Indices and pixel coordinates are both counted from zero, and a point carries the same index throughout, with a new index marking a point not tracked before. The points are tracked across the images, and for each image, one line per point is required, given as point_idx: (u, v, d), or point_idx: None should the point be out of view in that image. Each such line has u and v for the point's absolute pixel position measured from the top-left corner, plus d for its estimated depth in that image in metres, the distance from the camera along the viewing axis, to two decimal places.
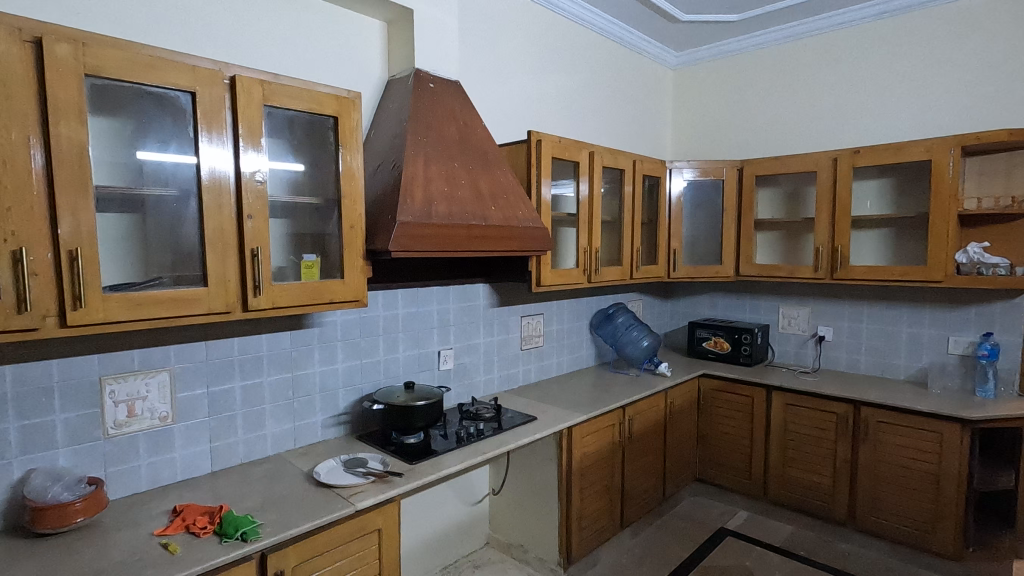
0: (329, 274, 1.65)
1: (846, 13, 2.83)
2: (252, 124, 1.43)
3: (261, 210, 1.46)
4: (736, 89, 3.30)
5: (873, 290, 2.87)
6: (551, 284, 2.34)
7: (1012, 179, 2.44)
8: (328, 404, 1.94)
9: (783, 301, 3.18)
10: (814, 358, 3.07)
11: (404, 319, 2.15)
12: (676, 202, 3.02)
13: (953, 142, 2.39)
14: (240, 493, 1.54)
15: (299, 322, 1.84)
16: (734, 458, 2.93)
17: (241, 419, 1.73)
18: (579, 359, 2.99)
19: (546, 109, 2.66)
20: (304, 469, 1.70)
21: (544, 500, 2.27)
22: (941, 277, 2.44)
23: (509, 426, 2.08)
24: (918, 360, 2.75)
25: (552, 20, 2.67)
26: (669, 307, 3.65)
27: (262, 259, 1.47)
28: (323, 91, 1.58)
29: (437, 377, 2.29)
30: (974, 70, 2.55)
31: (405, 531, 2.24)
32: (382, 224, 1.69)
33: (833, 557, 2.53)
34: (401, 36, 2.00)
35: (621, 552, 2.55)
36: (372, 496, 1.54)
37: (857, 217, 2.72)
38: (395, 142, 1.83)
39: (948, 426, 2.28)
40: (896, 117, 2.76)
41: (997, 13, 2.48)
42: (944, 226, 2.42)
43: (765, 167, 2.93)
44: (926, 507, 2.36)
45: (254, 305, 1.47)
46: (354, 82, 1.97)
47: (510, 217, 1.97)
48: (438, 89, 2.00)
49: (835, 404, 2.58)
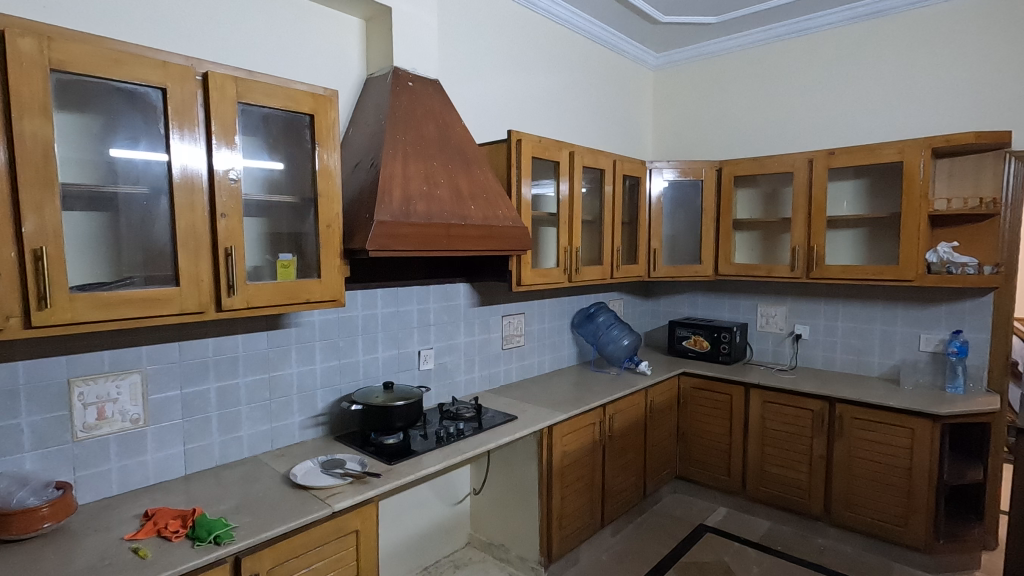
0: (306, 273, 1.63)
1: (822, 16, 2.88)
2: (225, 120, 1.41)
3: (235, 209, 1.44)
4: (715, 90, 3.34)
5: (848, 289, 2.93)
6: (531, 283, 2.35)
7: (980, 181, 2.50)
8: (307, 405, 1.93)
9: (762, 300, 3.23)
10: (791, 356, 3.12)
11: (384, 319, 2.14)
12: (656, 202, 3.05)
13: (924, 144, 2.44)
14: (215, 497, 1.51)
15: (276, 322, 1.82)
16: (714, 455, 2.96)
17: (217, 420, 1.70)
18: (560, 358, 3.00)
19: (526, 109, 2.67)
20: (281, 471, 1.68)
21: (525, 498, 2.28)
22: (913, 276, 2.49)
23: (489, 425, 2.08)
24: (891, 357, 2.81)
25: (532, 20, 2.67)
26: (650, 307, 3.68)
27: (237, 258, 1.45)
28: (300, 89, 1.56)
29: (417, 377, 2.28)
30: (945, 75, 2.61)
31: (384, 532, 2.22)
32: (360, 223, 1.68)
33: (810, 551, 2.57)
34: (380, 32, 1.99)
35: (601, 550, 2.57)
36: (350, 497, 1.53)
37: (833, 217, 2.77)
38: (373, 141, 1.81)
39: (919, 422, 2.33)
40: (869, 119, 2.82)
41: (967, 18, 2.55)
42: (915, 227, 2.48)
43: (744, 167, 2.96)
44: (899, 502, 2.42)
45: (228, 305, 1.45)
46: (331, 79, 1.95)
47: (489, 216, 1.97)
48: (417, 87, 1.99)
49: (811, 401, 2.62)
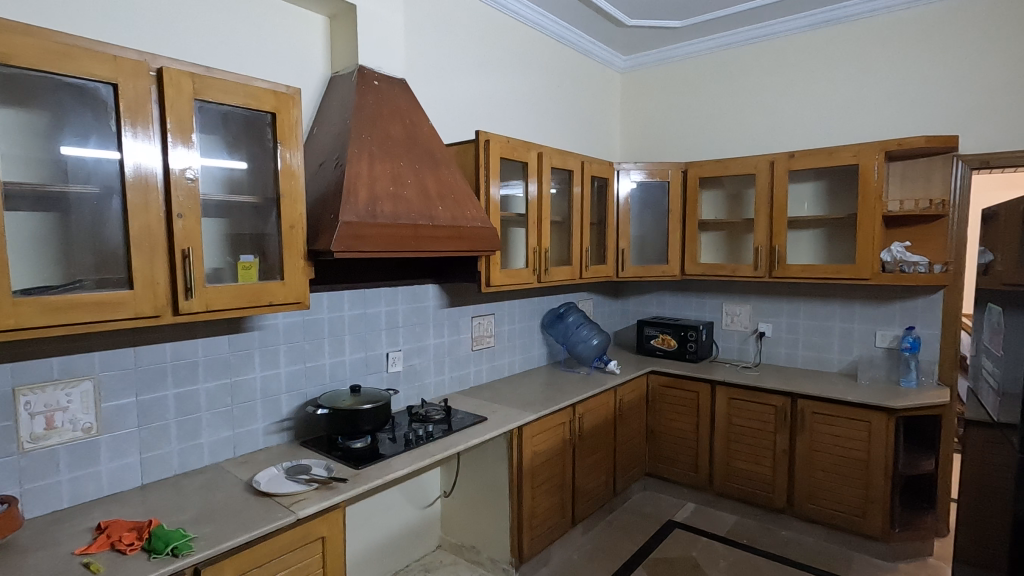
0: (268, 275, 1.60)
1: (782, 23, 2.97)
2: (181, 117, 1.36)
3: (193, 209, 1.39)
4: (680, 93, 3.40)
5: (809, 288, 3.02)
6: (500, 284, 2.35)
7: (930, 183, 2.62)
8: (271, 410, 1.88)
9: (727, 299, 3.30)
10: (755, 354, 3.20)
11: (351, 321, 2.10)
12: (624, 203, 3.08)
13: (878, 148, 2.53)
14: (174, 507, 1.46)
15: (238, 326, 1.77)
16: (682, 451, 3.01)
17: (176, 428, 1.65)
18: (531, 358, 3.00)
19: (494, 109, 2.67)
20: (244, 478, 1.64)
21: (496, 499, 2.27)
22: (869, 275, 2.58)
23: (459, 427, 2.06)
24: (849, 353, 2.90)
25: (499, 21, 2.67)
26: (619, 307, 3.72)
27: (195, 259, 1.40)
28: (260, 86, 1.53)
29: (386, 379, 2.25)
30: (897, 81, 2.72)
31: (353, 538, 2.19)
32: (324, 224, 1.65)
33: (774, 544, 2.64)
34: (344, 29, 1.95)
35: (573, 549, 2.58)
36: (315, 503, 1.50)
37: (794, 218, 2.85)
38: (338, 140, 1.78)
39: (876, 415, 2.42)
40: (827, 122, 2.92)
41: (916, 27, 2.66)
42: (870, 227, 2.57)
43: (708, 169, 3.02)
44: (858, 493, 2.50)
45: (186, 309, 1.40)
46: (294, 77, 1.91)
47: (458, 217, 1.96)
48: (383, 86, 1.96)
49: (775, 397, 2.69)
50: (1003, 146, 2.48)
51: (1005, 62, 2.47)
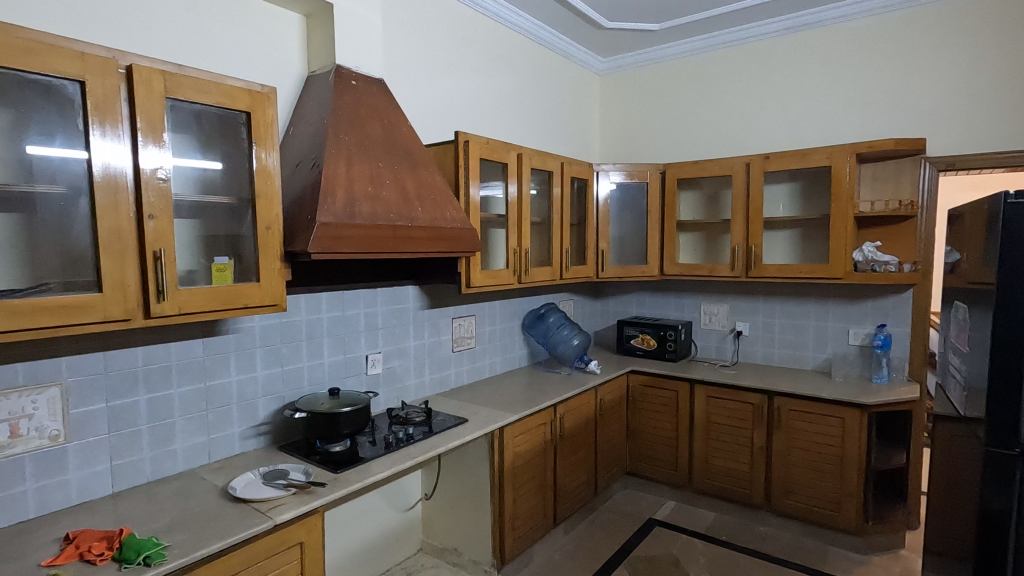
0: (244, 278, 1.57)
1: (756, 27, 3.03)
2: (152, 116, 1.33)
3: (164, 210, 1.36)
4: (658, 95, 3.44)
5: (784, 287, 3.07)
6: (481, 285, 2.34)
7: (899, 185, 2.69)
8: (247, 414, 1.85)
9: (705, 298, 3.34)
10: (733, 352, 3.25)
11: (329, 323, 2.08)
12: (603, 204, 3.10)
13: (850, 150, 2.59)
14: (146, 515, 1.43)
15: (212, 329, 1.74)
16: (662, 450, 3.04)
17: (148, 434, 1.61)
18: (512, 359, 3.00)
19: (473, 110, 2.67)
20: (219, 484, 1.61)
21: (477, 501, 2.27)
22: (842, 274, 2.64)
23: (440, 429, 2.05)
24: (823, 351, 2.96)
25: (477, 21, 2.67)
26: (599, 307, 3.74)
27: (167, 261, 1.37)
28: (234, 85, 1.50)
29: (365, 382, 2.23)
30: (867, 85, 2.79)
31: (332, 543, 2.16)
32: (301, 225, 1.63)
33: (752, 540, 2.67)
34: (321, 28, 1.93)
35: (554, 549, 2.59)
36: (293, 508, 1.47)
37: (769, 219, 2.90)
38: (315, 140, 1.76)
39: (849, 411, 2.47)
40: (800, 125, 2.98)
41: (884, 32, 2.73)
42: (843, 227, 2.62)
43: (686, 171, 3.06)
44: (833, 488, 2.55)
45: (157, 312, 1.36)
46: (269, 76, 1.88)
47: (437, 218, 1.95)
48: (361, 86, 1.94)
49: (752, 395, 2.73)
50: (969, 149, 2.56)
51: (970, 68, 2.55)
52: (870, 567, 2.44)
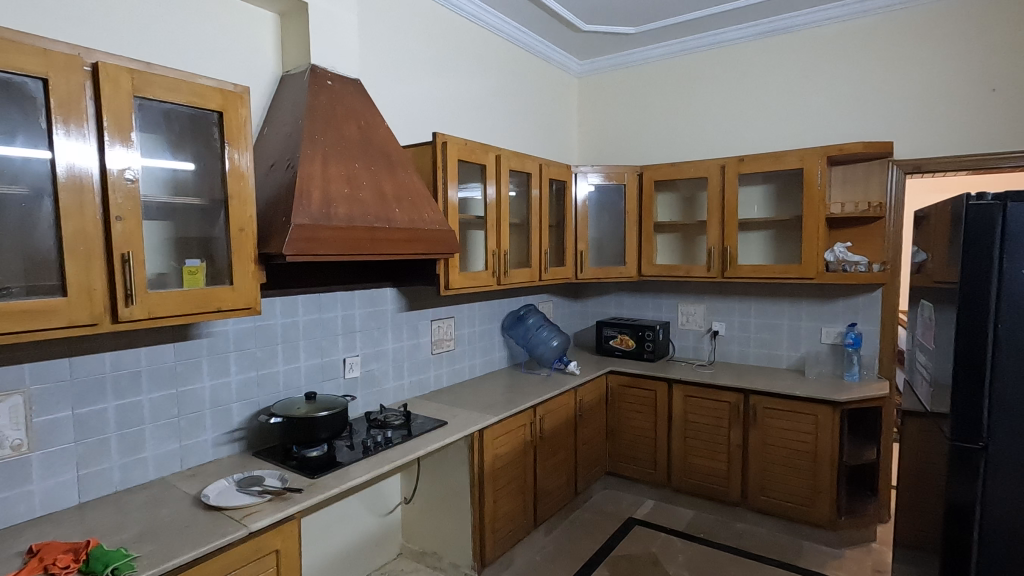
0: (216, 280, 1.54)
1: (730, 32, 3.08)
2: (119, 115, 1.30)
3: (133, 211, 1.33)
4: (635, 98, 3.47)
5: (759, 288, 3.13)
6: (459, 287, 2.33)
7: (868, 187, 2.76)
8: (221, 420, 1.81)
9: (682, 299, 3.38)
10: (709, 352, 3.29)
11: (305, 327, 2.05)
12: (581, 206, 3.12)
13: (821, 153, 2.65)
14: (114, 525, 1.39)
15: (184, 333, 1.70)
16: (641, 450, 3.07)
17: (116, 442, 1.56)
18: (491, 361, 3.00)
19: (451, 111, 2.66)
20: (192, 492, 1.57)
21: (457, 504, 2.25)
22: (814, 274, 2.70)
23: (418, 432, 2.04)
24: (797, 349, 3.02)
25: (455, 23, 2.66)
26: (578, 308, 3.76)
27: (135, 264, 1.34)
28: (206, 84, 1.47)
29: (342, 386, 2.20)
30: (836, 89, 2.86)
31: (310, 550, 2.12)
32: (276, 227, 1.60)
33: (730, 536, 2.71)
34: (295, 27, 1.90)
35: (535, 550, 2.59)
36: (268, 515, 1.45)
37: (744, 220, 2.95)
38: (290, 141, 1.74)
39: (822, 408, 2.52)
40: (773, 128, 3.04)
41: (853, 38, 2.81)
42: (815, 228, 2.68)
43: (663, 173, 3.09)
44: (807, 484, 2.60)
45: (126, 316, 1.33)
46: (242, 75, 1.85)
47: (415, 219, 1.94)
48: (337, 86, 1.92)
49: (728, 394, 2.77)
50: (934, 152, 2.64)
51: (934, 73, 2.63)
52: (843, 561, 2.49)
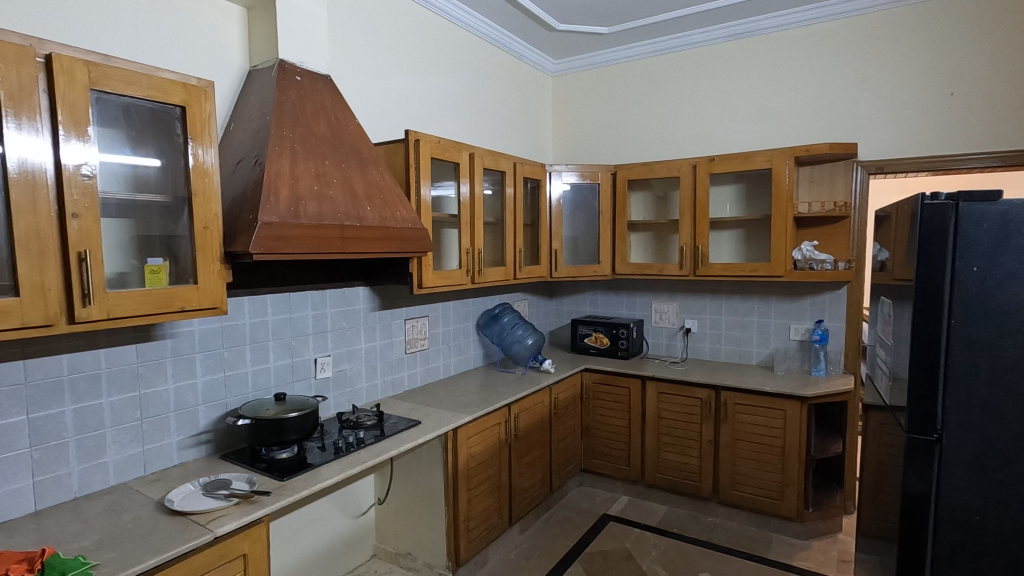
0: (180, 280, 1.50)
1: (701, 33, 3.12)
2: (75, 109, 1.25)
3: (90, 208, 1.29)
4: (609, 97, 3.50)
5: (730, 285, 3.18)
6: (433, 285, 2.32)
7: (834, 187, 2.83)
8: (186, 423, 1.76)
9: (655, 297, 3.42)
10: (682, 349, 3.33)
11: (275, 327, 2.01)
12: (556, 205, 3.14)
13: (788, 154, 2.71)
14: (73, 533, 1.34)
15: (146, 334, 1.65)
16: (615, 446, 3.09)
17: (75, 447, 1.51)
18: (466, 359, 2.99)
19: (424, 110, 2.65)
20: (155, 497, 1.53)
21: (431, 504, 2.24)
22: (783, 272, 2.76)
23: (391, 432, 2.02)
24: (766, 346, 3.08)
25: (429, 20, 2.65)
26: (554, 307, 3.78)
27: (93, 263, 1.29)
28: (167, 77, 1.43)
29: (314, 386, 2.17)
30: (803, 91, 2.92)
31: (280, 553, 2.08)
32: (242, 225, 1.57)
33: (702, 530, 2.75)
34: (263, 21, 1.87)
35: (510, 549, 2.59)
36: (234, 519, 1.42)
37: (716, 219, 2.99)
38: (257, 137, 1.70)
39: (790, 403, 2.58)
40: (743, 128, 3.09)
41: (819, 42, 2.87)
42: (783, 228, 2.74)
43: (636, 172, 3.12)
44: (775, 478, 2.66)
45: (84, 317, 1.28)
46: (207, 69, 1.81)
47: (386, 217, 1.92)
48: (306, 82, 1.89)
49: (700, 390, 2.81)
50: (895, 153, 2.72)
51: (896, 78, 2.71)
52: (810, 551, 2.55)
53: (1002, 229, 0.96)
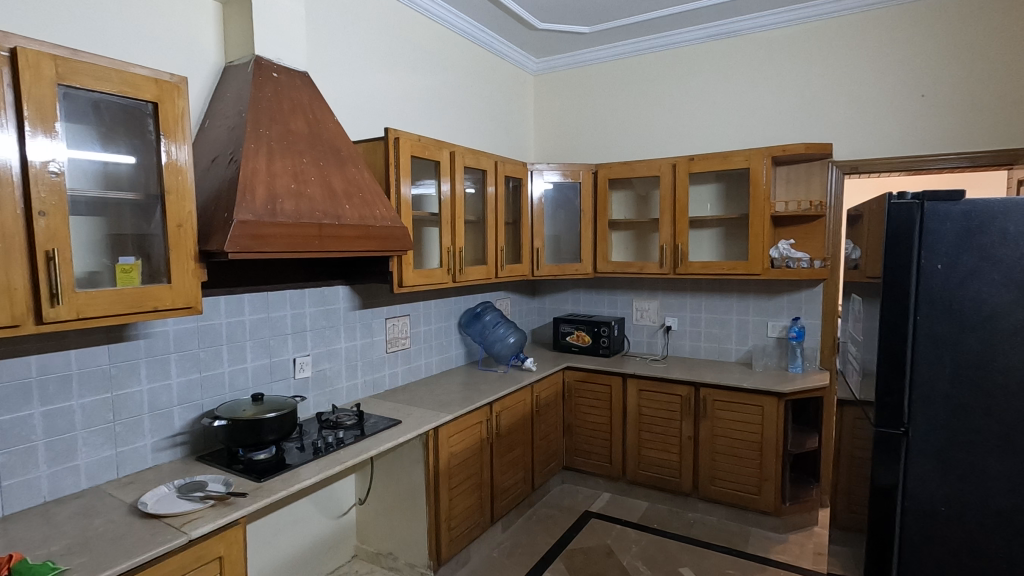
0: (153, 279, 1.48)
1: (680, 34, 3.15)
2: (41, 105, 1.22)
3: (58, 206, 1.26)
4: (590, 96, 3.52)
5: (709, 283, 3.22)
6: (413, 284, 2.31)
7: (810, 186, 2.88)
8: (161, 425, 1.74)
9: (636, 295, 3.45)
10: (663, 347, 3.37)
11: (252, 327, 1.99)
12: (537, 203, 3.14)
13: (765, 154, 2.75)
14: (42, 538, 1.31)
15: (118, 334, 1.62)
16: (597, 444, 3.11)
17: (45, 451, 1.48)
18: (448, 358, 2.98)
19: (404, 107, 2.64)
20: (129, 500, 1.50)
21: (412, 503, 2.24)
22: (760, 270, 2.80)
23: (371, 432, 2.01)
24: (745, 343, 3.13)
25: (409, 18, 2.64)
26: (536, 305, 3.79)
27: (62, 262, 1.26)
28: (139, 73, 1.40)
29: (293, 386, 2.15)
30: (780, 92, 2.97)
31: (259, 555, 2.06)
32: (217, 223, 1.55)
33: (682, 526, 2.79)
34: (238, 17, 1.85)
35: (492, 547, 2.59)
36: (210, 522, 1.40)
37: (696, 218, 3.02)
38: (233, 135, 1.68)
39: (767, 399, 2.62)
40: (722, 128, 3.12)
41: (796, 43, 2.92)
42: (760, 226, 2.78)
43: (617, 171, 3.15)
44: (753, 473, 2.70)
45: (52, 317, 1.26)
46: (181, 65, 1.78)
47: (366, 216, 1.91)
48: (283, 79, 1.87)
49: (680, 387, 2.84)
50: (869, 153, 2.78)
51: (869, 79, 2.76)
52: (787, 545, 2.60)
53: (966, 228, 0.98)
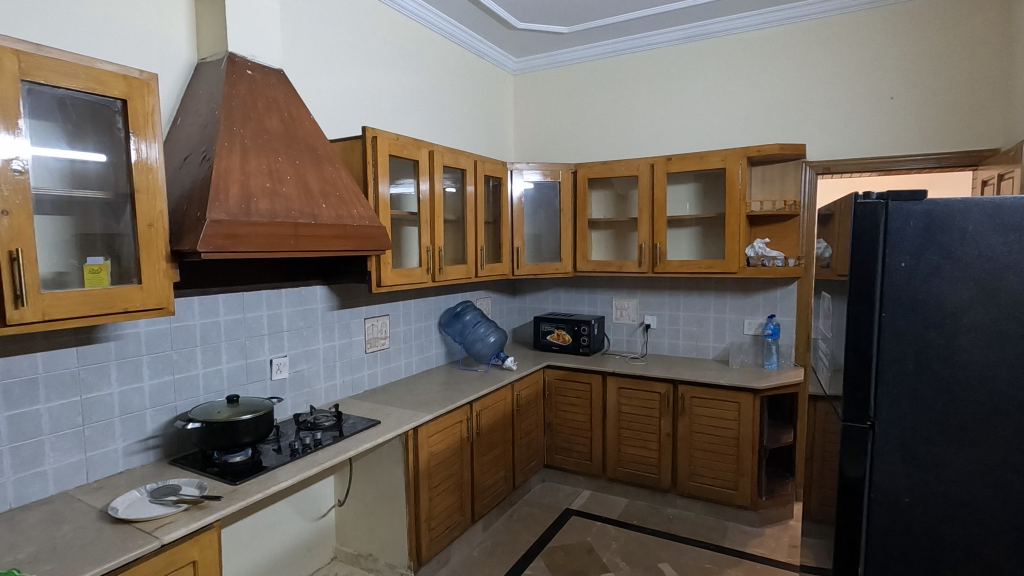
0: (123, 279, 1.45)
1: (657, 35, 3.18)
2: (3, 101, 1.19)
3: (22, 205, 1.22)
4: (569, 96, 3.53)
5: (687, 282, 3.26)
6: (392, 284, 2.29)
7: (784, 186, 2.93)
8: (132, 428, 1.70)
9: (616, 294, 3.47)
10: (642, 345, 3.40)
11: (227, 328, 1.96)
12: (517, 202, 3.15)
13: (741, 154, 2.79)
14: (7, 545, 1.28)
15: (87, 336, 1.59)
16: (577, 442, 3.14)
17: (10, 456, 1.44)
18: (428, 358, 2.97)
19: (383, 106, 2.62)
20: (98, 505, 1.47)
21: (392, 504, 2.23)
22: (736, 268, 2.85)
23: (350, 433, 1.99)
24: (722, 340, 3.17)
25: (387, 16, 2.63)
26: (517, 304, 3.80)
27: (26, 262, 1.23)
28: (107, 69, 1.37)
29: (270, 388, 2.12)
30: (755, 93, 3.02)
31: (235, 559, 2.03)
32: (189, 222, 1.52)
33: (661, 522, 2.82)
34: (210, 13, 1.82)
35: (472, 546, 2.59)
36: (183, 526, 1.38)
37: (674, 217, 3.05)
38: (205, 132, 1.65)
39: (743, 396, 2.67)
40: (699, 128, 3.16)
41: (771, 45, 2.97)
42: (736, 226, 2.83)
43: (596, 171, 3.17)
44: (730, 468, 2.74)
45: (16, 319, 1.22)
46: (152, 62, 1.74)
47: (343, 215, 1.89)
48: (257, 76, 1.84)
49: (658, 384, 2.87)
50: (842, 154, 2.83)
51: (841, 81, 2.82)
52: (762, 538, 2.65)
53: (928, 227, 1.01)
